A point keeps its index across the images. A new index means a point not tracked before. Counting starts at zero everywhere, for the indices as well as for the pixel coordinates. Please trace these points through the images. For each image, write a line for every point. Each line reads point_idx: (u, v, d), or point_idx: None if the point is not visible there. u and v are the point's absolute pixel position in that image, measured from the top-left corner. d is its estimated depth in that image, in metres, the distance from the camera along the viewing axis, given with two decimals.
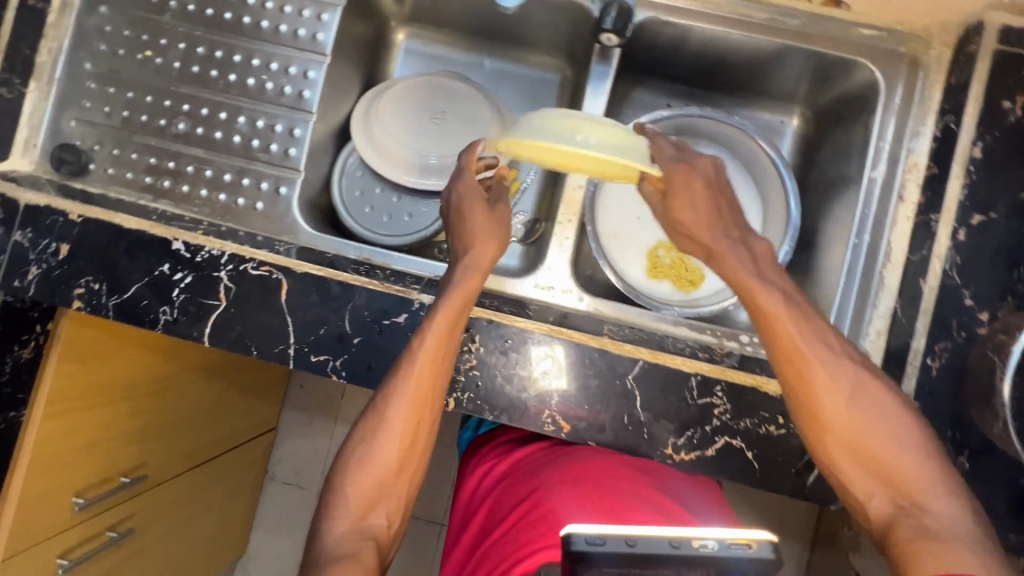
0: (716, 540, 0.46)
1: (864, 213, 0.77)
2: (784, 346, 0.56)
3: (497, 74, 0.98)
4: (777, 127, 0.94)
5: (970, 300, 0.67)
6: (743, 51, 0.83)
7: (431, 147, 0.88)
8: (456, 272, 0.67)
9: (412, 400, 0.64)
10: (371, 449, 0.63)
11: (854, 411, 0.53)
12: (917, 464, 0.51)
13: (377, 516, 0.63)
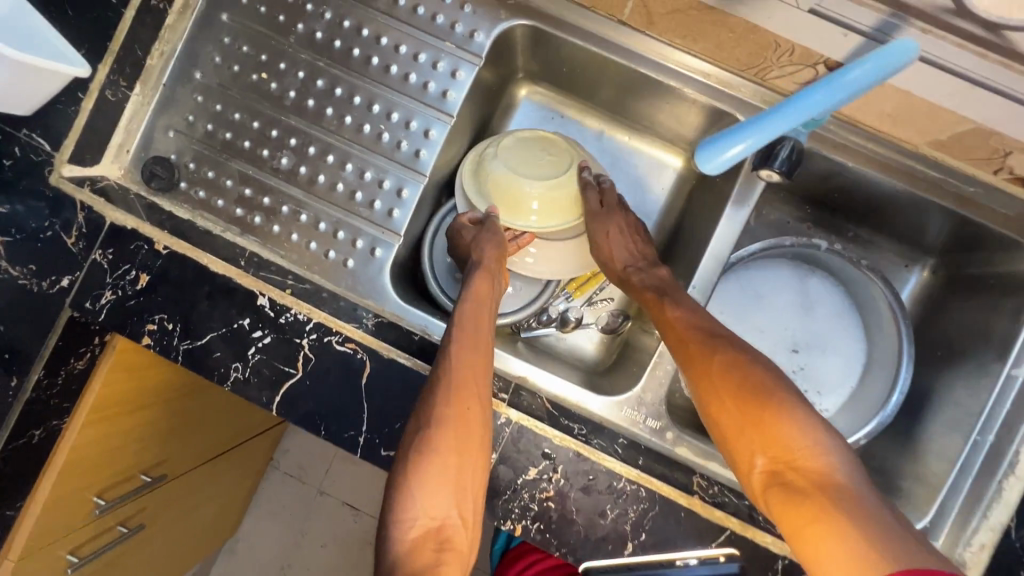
0: (693, 558, 0.64)
1: (993, 410, 0.71)
2: (681, 349, 0.64)
3: (614, 151, 0.90)
4: (901, 274, 0.87)
5: None
6: (897, 200, 0.76)
7: None
8: (474, 272, 0.70)
9: (456, 381, 0.59)
10: (427, 437, 0.56)
11: (737, 394, 0.58)
12: (812, 435, 0.52)
13: (450, 518, 0.54)
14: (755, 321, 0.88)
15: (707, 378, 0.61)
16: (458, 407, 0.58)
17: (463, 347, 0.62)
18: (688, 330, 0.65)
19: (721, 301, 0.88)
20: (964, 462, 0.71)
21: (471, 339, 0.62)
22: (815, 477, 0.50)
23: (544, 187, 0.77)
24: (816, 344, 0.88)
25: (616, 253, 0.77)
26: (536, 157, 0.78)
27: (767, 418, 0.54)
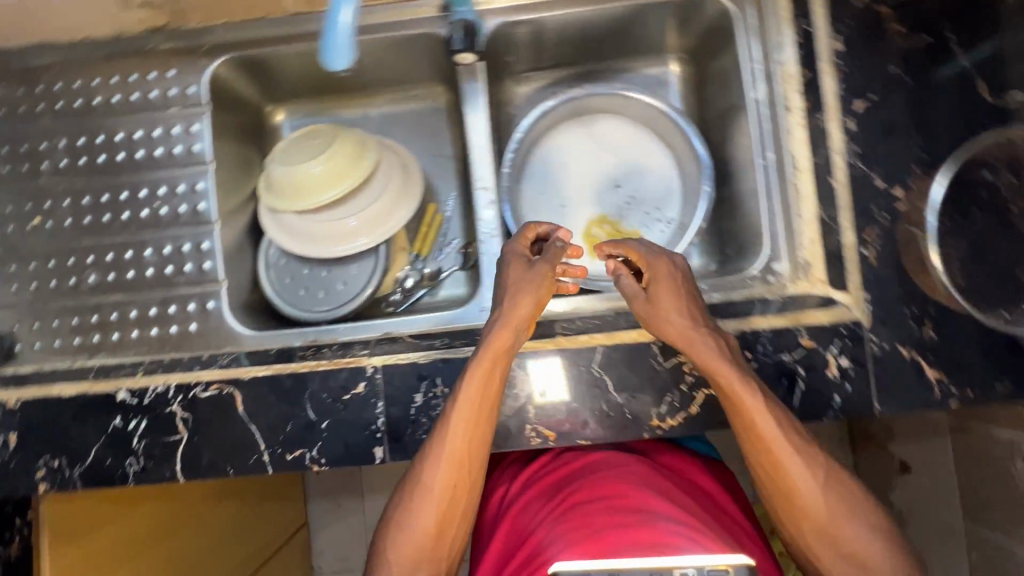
0: (696, 567, 0.54)
1: (761, 133, 0.79)
2: (750, 429, 0.64)
3: (387, 120, 0.99)
4: (661, 80, 0.95)
5: (882, 181, 0.70)
6: (599, 25, 0.87)
7: (344, 210, 0.88)
8: (490, 329, 0.66)
9: (453, 457, 0.65)
10: (408, 518, 0.65)
11: (787, 453, 0.63)
12: (849, 517, 0.62)
13: None
14: (574, 187, 0.97)
15: (777, 467, 0.63)
16: (450, 478, 0.65)
17: (453, 457, 0.65)
18: (769, 426, 0.63)
19: (539, 185, 0.96)
20: (766, 186, 0.78)
21: (459, 459, 0.65)
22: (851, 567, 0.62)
23: (317, 161, 0.84)
24: (632, 173, 0.97)
25: (676, 315, 0.66)
26: (297, 148, 0.86)
27: (810, 477, 0.63)
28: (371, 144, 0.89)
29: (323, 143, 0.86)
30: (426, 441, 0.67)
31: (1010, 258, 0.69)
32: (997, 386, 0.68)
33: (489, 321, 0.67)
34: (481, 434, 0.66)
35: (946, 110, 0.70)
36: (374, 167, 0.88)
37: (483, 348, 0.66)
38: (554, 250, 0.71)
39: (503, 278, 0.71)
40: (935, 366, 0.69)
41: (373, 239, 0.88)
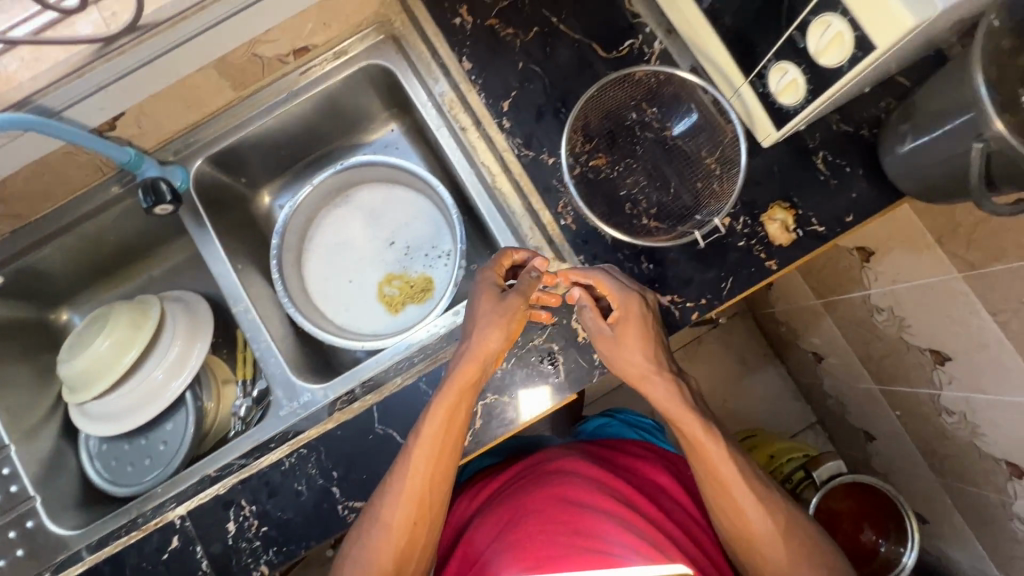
0: None
1: (456, 156, 0.85)
2: (707, 467, 0.72)
3: (167, 275, 1.02)
4: (393, 138, 1.00)
5: (551, 158, 0.77)
6: (293, 125, 0.92)
7: (146, 367, 0.90)
8: (456, 366, 0.69)
9: (414, 493, 0.68)
10: (368, 554, 0.68)
11: (740, 492, 0.71)
12: (789, 548, 0.71)
13: None
14: (354, 260, 1.02)
15: (728, 498, 0.72)
16: (411, 513, 0.68)
17: (412, 498, 0.68)
18: (727, 468, 0.72)
19: (322, 271, 1.01)
20: (481, 198, 0.84)
21: (419, 499, 0.68)
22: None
23: (103, 334, 0.88)
24: (401, 226, 1.02)
25: (632, 355, 0.69)
26: (86, 334, 0.90)
27: (762, 515, 0.71)
28: (146, 299, 0.93)
29: (104, 316, 0.90)
30: (388, 474, 0.70)
31: (683, 174, 0.76)
32: (725, 285, 0.74)
33: (457, 356, 0.70)
34: (441, 478, 0.69)
35: (577, 78, 0.78)
36: (161, 313, 0.92)
37: (449, 386, 0.68)
38: (528, 282, 0.70)
39: (469, 318, 0.72)
40: (667, 291, 0.74)
41: (188, 377, 0.91)
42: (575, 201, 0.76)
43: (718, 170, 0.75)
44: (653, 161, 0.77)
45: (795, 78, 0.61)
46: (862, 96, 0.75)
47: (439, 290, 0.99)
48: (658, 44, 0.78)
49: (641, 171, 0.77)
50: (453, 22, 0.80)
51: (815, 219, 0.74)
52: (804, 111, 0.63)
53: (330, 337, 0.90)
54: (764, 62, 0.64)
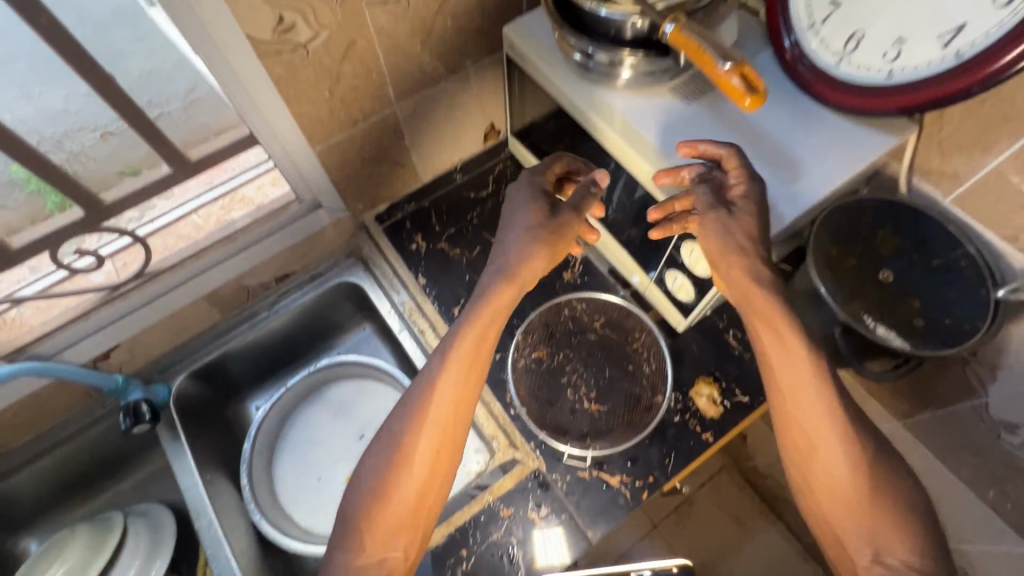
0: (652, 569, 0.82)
1: (416, 352, 0.95)
2: (775, 355, 0.63)
3: (139, 487, 1.03)
4: (364, 336, 1.12)
5: (498, 353, 0.88)
6: (272, 336, 1.03)
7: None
8: (493, 284, 0.71)
9: (440, 419, 0.66)
10: (385, 476, 0.64)
11: (812, 407, 0.60)
12: (871, 492, 0.58)
13: (392, 550, 0.62)
14: (324, 456, 1.04)
15: (801, 395, 0.61)
16: (428, 447, 0.66)
17: (438, 417, 0.66)
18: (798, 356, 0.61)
19: (291, 471, 1.03)
20: None
21: (444, 419, 0.66)
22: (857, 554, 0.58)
23: (64, 556, 0.87)
24: (370, 418, 1.07)
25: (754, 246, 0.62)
26: (44, 561, 0.87)
27: (839, 415, 0.60)
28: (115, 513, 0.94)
29: (68, 538, 0.89)
30: (403, 403, 0.68)
31: (616, 358, 0.86)
32: (668, 460, 0.78)
33: (495, 274, 0.72)
34: (468, 396, 0.68)
35: None
36: (126, 525, 0.92)
37: (485, 302, 0.71)
38: (584, 196, 0.72)
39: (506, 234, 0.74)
40: (615, 472, 0.78)
41: None
42: (518, 393, 0.84)
43: (646, 353, 0.86)
44: (589, 348, 0.87)
45: (683, 282, 0.75)
46: None
47: None
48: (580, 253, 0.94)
49: (579, 358, 0.86)
50: (411, 248, 0.97)
51: (738, 390, 0.82)
52: (698, 306, 0.76)
53: (296, 544, 0.88)
54: (660, 269, 0.78)
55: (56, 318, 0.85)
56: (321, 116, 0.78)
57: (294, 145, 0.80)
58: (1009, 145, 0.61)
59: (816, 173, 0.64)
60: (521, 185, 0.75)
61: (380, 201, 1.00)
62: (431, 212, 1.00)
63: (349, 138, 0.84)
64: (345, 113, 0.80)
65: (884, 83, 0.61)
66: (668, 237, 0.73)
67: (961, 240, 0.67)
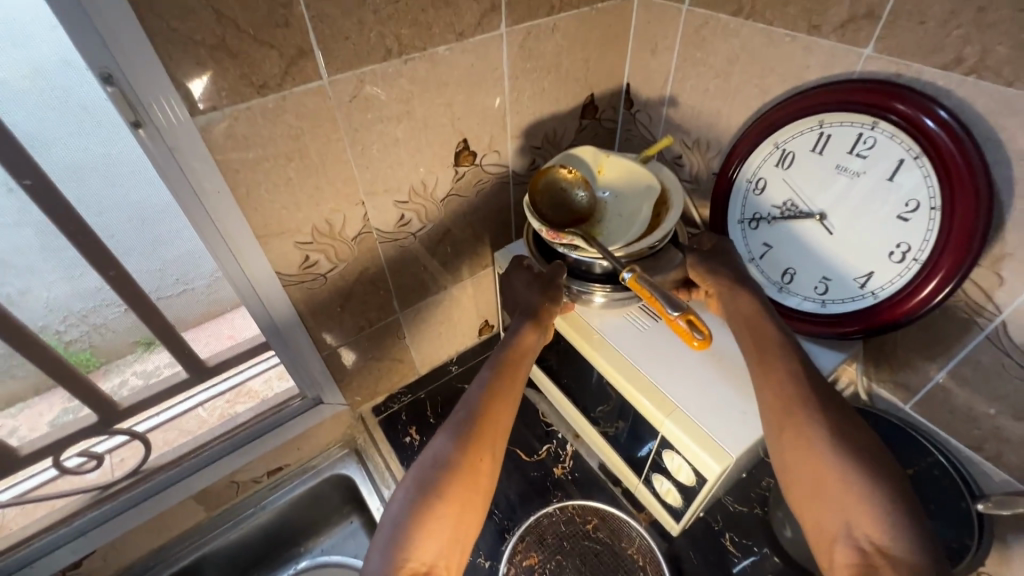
0: None
1: None
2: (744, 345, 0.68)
3: None
4: (351, 530, 1.07)
5: (486, 558, 0.85)
6: (255, 536, 1.00)
7: None
8: (521, 324, 0.75)
9: (482, 434, 0.63)
10: (429, 486, 0.59)
11: (775, 379, 0.63)
12: (839, 465, 0.54)
13: (434, 564, 0.55)
14: None
15: (767, 373, 0.64)
16: (477, 459, 0.62)
17: (480, 434, 0.63)
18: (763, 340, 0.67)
19: None
20: None
21: (485, 435, 0.64)
22: (836, 545, 0.53)
23: None
24: None
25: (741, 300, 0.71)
26: None
27: (807, 390, 0.61)
28: None
29: None
30: (448, 419, 0.66)
31: (612, 568, 0.82)
32: None
33: (522, 317, 0.76)
34: (505, 420, 0.66)
35: (507, 480, 0.93)
36: None
37: (516, 337, 0.73)
38: (555, 270, 0.79)
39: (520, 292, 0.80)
40: None
41: None
42: None
43: (643, 560, 0.82)
44: (581, 554, 0.83)
45: (670, 487, 0.76)
46: (745, 480, 0.90)
47: None
48: (570, 446, 0.97)
49: (572, 565, 0.82)
50: (404, 440, 1.00)
51: None
52: (688, 512, 0.75)
53: None
54: (647, 470, 0.80)
55: (38, 521, 0.85)
56: (333, 327, 0.88)
57: (304, 351, 0.87)
58: (944, 362, 0.68)
59: None
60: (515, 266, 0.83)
61: (379, 393, 1.05)
62: (426, 403, 1.05)
63: (355, 341, 0.93)
64: (353, 321, 0.90)
65: (822, 311, 0.71)
66: (650, 441, 0.75)
67: (931, 447, 0.70)
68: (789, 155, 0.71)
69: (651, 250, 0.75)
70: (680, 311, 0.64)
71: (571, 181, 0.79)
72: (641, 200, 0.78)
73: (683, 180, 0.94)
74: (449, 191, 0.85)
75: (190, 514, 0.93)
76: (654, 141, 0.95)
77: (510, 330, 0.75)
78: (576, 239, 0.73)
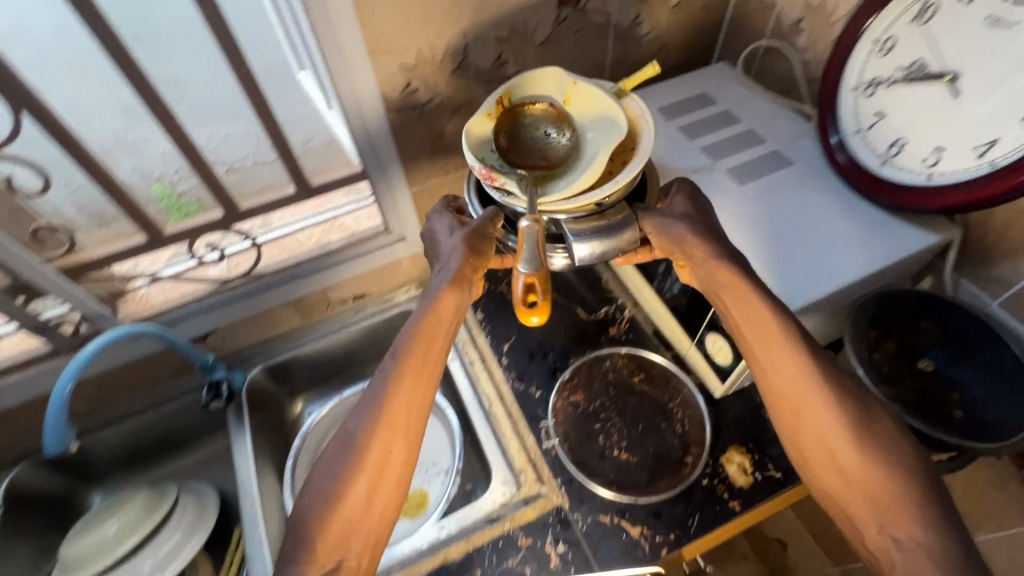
0: None
1: (463, 380, 1.01)
2: (750, 339, 0.67)
3: (196, 466, 1.13)
4: None
5: (538, 389, 0.93)
6: (340, 348, 1.15)
7: (137, 559, 0.92)
8: (439, 291, 0.75)
9: (385, 428, 0.69)
10: (331, 489, 0.66)
11: (791, 376, 0.65)
12: (871, 468, 0.60)
13: (344, 557, 0.64)
14: None
15: (779, 374, 0.65)
16: (383, 450, 0.68)
17: (381, 429, 0.69)
18: (773, 337, 0.65)
19: None
20: (479, 416, 0.96)
21: (388, 428, 0.69)
22: (874, 539, 0.59)
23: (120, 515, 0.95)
24: None
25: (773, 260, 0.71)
26: (101, 517, 0.96)
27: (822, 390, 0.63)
28: (168, 488, 1.01)
29: (129, 497, 0.97)
30: (359, 406, 0.71)
31: (651, 413, 0.89)
32: (691, 521, 0.78)
33: (439, 283, 0.75)
34: (416, 402, 0.71)
35: (564, 330, 1.00)
36: (179, 496, 1.00)
37: (428, 311, 0.74)
38: (478, 226, 0.75)
39: (445, 241, 0.79)
40: (636, 522, 0.79)
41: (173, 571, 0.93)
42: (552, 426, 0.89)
43: (680, 412, 0.89)
44: (623, 399, 0.91)
45: (721, 345, 0.80)
46: None
47: (433, 509, 1.01)
48: (627, 312, 1.00)
49: (614, 407, 0.90)
50: None
51: (771, 465, 0.82)
52: (735, 371, 0.80)
53: None
54: (701, 332, 0.83)
55: (174, 300, 0.99)
56: (423, 163, 0.94)
57: (395, 182, 0.95)
58: None
59: (854, 259, 0.70)
60: (443, 221, 0.81)
61: None
62: None
63: (440, 184, 0.99)
64: (442, 162, 0.95)
65: (924, 184, 0.67)
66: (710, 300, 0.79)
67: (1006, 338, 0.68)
68: (932, 8, 0.65)
69: (599, 207, 0.68)
70: (530, 271, 0.62)
71: (536, 119, 0.73)
72: (602, 147, 0.69)
73: (797, 50, 0.87)
74: (551, 35, 0.85)
75: (290, 317, 1.09)
76: (773, 4, 0.88)
77: (428, 298, 0.76)
78: (510, 183, 0.68)
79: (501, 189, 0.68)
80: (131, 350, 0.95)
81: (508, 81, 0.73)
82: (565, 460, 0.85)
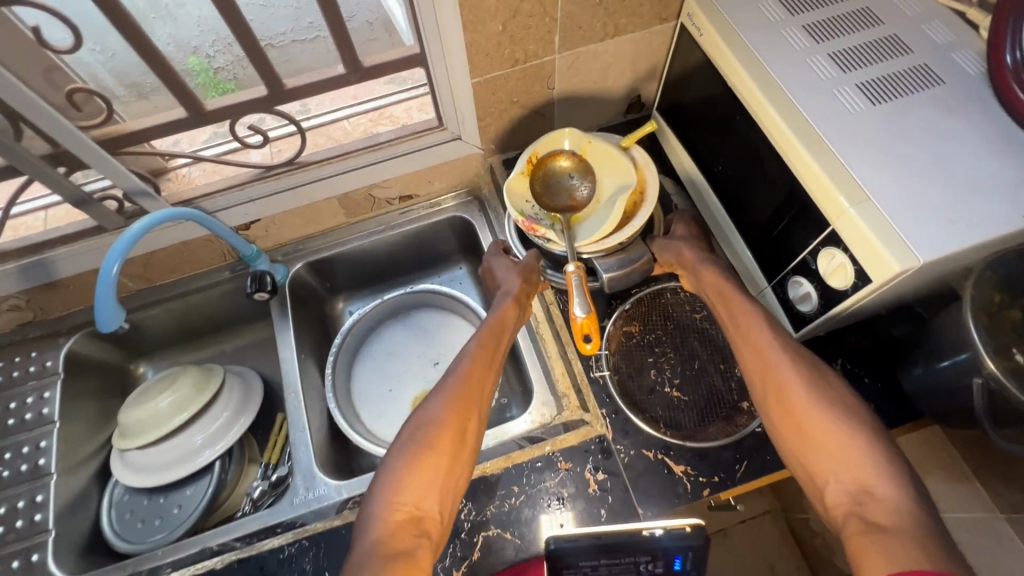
0: (661, 528, 0.65)
1: None
2: (733, 320, 0.76)
3: (238, 351, 1.15)
4: (458, 275, 1.18)
5: None
6: (382, 251, 1.11)
7: (189, 432, 0.96)
8: (501, 303, 0.84)
9: (462, 399, 0.73)
10: (416, 444, 0.68)
11: (763, 343, 0.71)
12: (834, 425, 0.63)
13: (427, 509, 0.65)
14: (395, 369, 1.09)
15: (753, 346, 0.72)
16: (462, 417, 0.71)
17: (457, 402, 0.72)
18: (751, 317, 0.74)
19: (371, 370, 1.09)
20: (524, 336, 0.93)
21: (465, 401, 0.73)
22: (832, 489, 0.61)
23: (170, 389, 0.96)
24: (446, 350, 1.10)
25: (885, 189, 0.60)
26: (149, 390, 0.97)
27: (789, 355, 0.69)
28: (212, 367, 1.02)
29: (176, 372, 0.98)
30: (433, 391, 0.75)
31: (705, 355, 0.85)
32: (739, 467, 0.75)
33: (501, 298, 0.85)
34: (485, 386, 0.76)
35: None
36: (224, 374, 1.02)
37: (493, 318, 0.82)
38: (530, 260, 0.89)
39: (502, 276, 0.90)
40: (680, 461, 0.77)
41: (226, 445, 0.97)
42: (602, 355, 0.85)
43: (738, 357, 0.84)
44: (679, 337, 0.87)
45: (808, 292, 0.71)
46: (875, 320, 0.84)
47: None
48: None
49: (669, 344, 0.86)
50: None
51: None
52: (817, 319, 0.72)
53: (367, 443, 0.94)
54: (785, 273, 0.75)
55: (216, 182, 0.94)
56: (490, 49, 0.81)
57: (456, 71, 0.83)
58: None
59: (1002, 207, 0.58)
60: (495, 257, 0.95)
61: (511, 148, 1.04)
62: None
63: (505, 77, 0.87)
64: (510, 50, 0.83)
65: None
66: (807, 241, 0.69)
67: None
68: None
69: (621, 245, 0.81)
70: (585, 314, 0.75)
71: (566, 172, 0.86)
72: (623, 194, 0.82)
73: None
74: None
75: (334, 212, 1.03)
76: None
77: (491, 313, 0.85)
78: (550, 233, 0.84)
79: (541, 238, 0.85)
80: (178, 232, 0.93)
81: (535, 141, 0.86)
82: (614, 390, 0.82)
